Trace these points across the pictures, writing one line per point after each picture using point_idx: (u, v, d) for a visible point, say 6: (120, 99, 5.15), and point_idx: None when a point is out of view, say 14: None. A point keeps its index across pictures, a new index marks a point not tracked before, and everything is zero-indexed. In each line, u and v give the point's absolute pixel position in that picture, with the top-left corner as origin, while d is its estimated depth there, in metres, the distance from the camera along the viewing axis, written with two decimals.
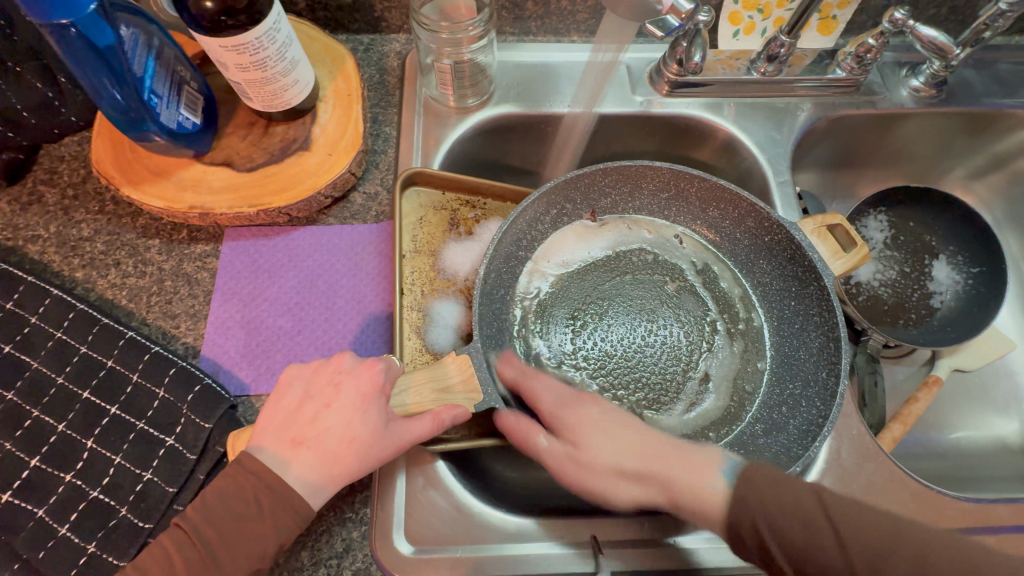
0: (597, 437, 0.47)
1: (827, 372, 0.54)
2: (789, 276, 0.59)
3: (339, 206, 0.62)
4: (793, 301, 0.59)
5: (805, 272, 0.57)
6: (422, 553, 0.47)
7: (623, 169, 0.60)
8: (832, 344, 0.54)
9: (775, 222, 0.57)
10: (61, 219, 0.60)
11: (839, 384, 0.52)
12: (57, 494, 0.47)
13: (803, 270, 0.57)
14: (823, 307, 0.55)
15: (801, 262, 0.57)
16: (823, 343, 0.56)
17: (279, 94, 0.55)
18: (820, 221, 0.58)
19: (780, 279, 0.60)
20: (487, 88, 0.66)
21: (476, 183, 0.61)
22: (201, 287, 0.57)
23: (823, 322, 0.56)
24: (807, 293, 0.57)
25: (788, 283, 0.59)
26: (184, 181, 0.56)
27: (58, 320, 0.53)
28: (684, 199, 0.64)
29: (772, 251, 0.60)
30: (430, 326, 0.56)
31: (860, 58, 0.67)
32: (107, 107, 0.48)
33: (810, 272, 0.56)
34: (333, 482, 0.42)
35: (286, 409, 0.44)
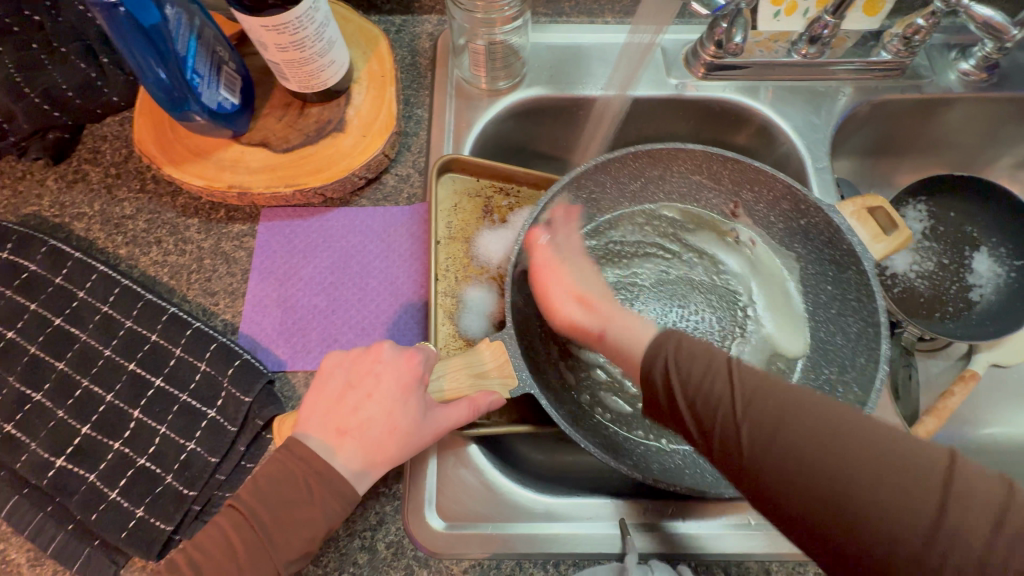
0: (621, 324, 0.49)
1: (865, 358, 0.53)
2: (828, 261, 0.57)
3: (371, 187, 0.62)
4: (829, 286, 0.58)
5: (845, 257, 0.55)
6: (453, 528, 0.48)
7: (654, 150, 0.58)
8: (871, 330, 0.53)
9: (812, 205, 0.55)
10: (105, 197, 0.61)
11: (879, 371, 0.51)
12: (107, 461, 0.49)
13: (840, 254, 0.55)
14: (863, 292, 0.53)
15: (840, 245, 0.55)
16: (861, 328, 0.54)
17: (316, 75, 0.55)
18: (860, 204, 0.58)
19: (817, 263, 0.59)
20: (519, 70, 0.66)
21: (510, 170, 0.62)
22: (239, 265, 0.59)
23: (861, 308, 0.54)
24: (845, 278, 0.56)
25: (825, 268, 0.58)
26: (223, 161, 0.57)
27: (105, 294, 0.55)
28: (716, 180, 0.61)
29: (808, 234, 0.58)
30: (464, 311, 0.57)
31: (908, 40, 0.65)
32: (151, 86, 0.49)
33: (849, 257, 0.54)
34: (378, 468, 0.43)
35: (328, 398, 0.44)
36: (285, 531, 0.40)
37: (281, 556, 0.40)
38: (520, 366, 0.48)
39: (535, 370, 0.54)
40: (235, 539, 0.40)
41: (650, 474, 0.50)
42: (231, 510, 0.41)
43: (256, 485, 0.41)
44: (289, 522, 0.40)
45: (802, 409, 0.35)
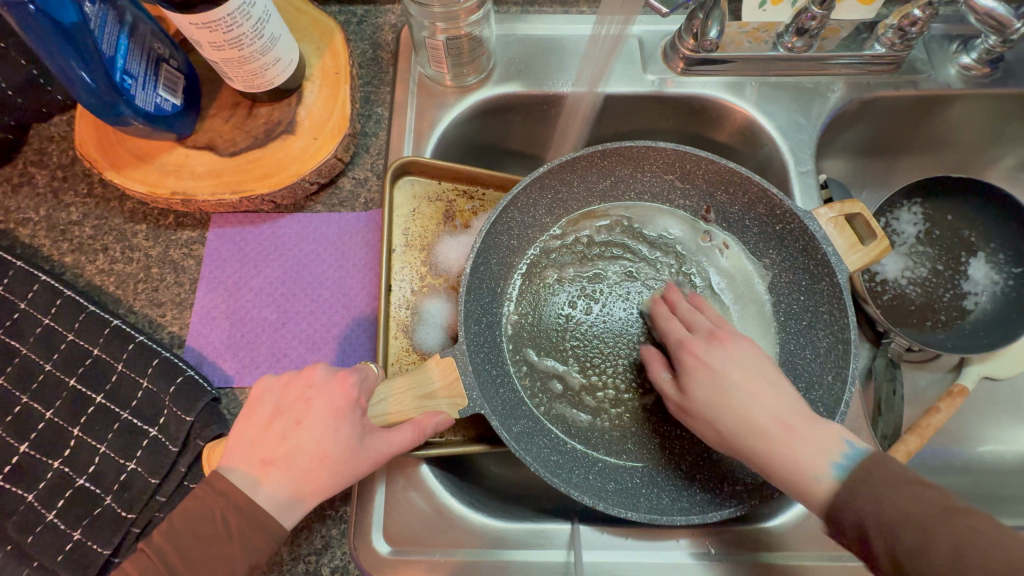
0: (741, 386, 0.44)
1: (833, 375, 0.51)
2: (800, 270, 0.55)
3: (327, 192, 0.60)
4: (802, 296, 0.55)
5: (817, 266, 0.52)
6: (400, 554, 0.47)
7: (623, 150, 0.55)
8: (840, 347, 0.50)
9: (787, 210, 0.52)
10: (51, 202, 0.59)
11: (845, 390, 0.48)
12: (45, 480, 0.48)
13: (814, 263, 0.53)
14: (834, 304, 0.51)
15: (813, 254, 0.52)
16: (830, 344, 0.52)
17: (260, 74, 0.52)
18: (839, 210, 0.53)
19: (790, 271, 0.56)
20: (485, 64, 0.62)
21: (475, 172, 0.58)
22: (188, 275, 0.56)
23: (832, 322, 0.52)
24: (817, 289, 0.53)
25: (798, 277, 0.55)
26: (167, 166, 0.54)
27: (46, 306, 0.53)
28: (690, 181, 0.58)
29: (783, 241, 0.55)
30: (419, 324, 0.54)
31: (903, 32, 0.60)
32: (79, 91, 0.46)
33: (823, 267, 0.52)
34: (307, 499, 0.41)
35: (256, 426, 0.42)
36: (208, 566, 0.39)
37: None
38: (470, 385, 0.43)
39: (488, 382, 0.51)
40: (161, 573, 0.39)
41: (600, 496, 0.48)
42: (157, 542, 0.40)
43: (170, 525, 0.40)
44: (217, 555, 0.39)
45: (780, 414, 0.42)
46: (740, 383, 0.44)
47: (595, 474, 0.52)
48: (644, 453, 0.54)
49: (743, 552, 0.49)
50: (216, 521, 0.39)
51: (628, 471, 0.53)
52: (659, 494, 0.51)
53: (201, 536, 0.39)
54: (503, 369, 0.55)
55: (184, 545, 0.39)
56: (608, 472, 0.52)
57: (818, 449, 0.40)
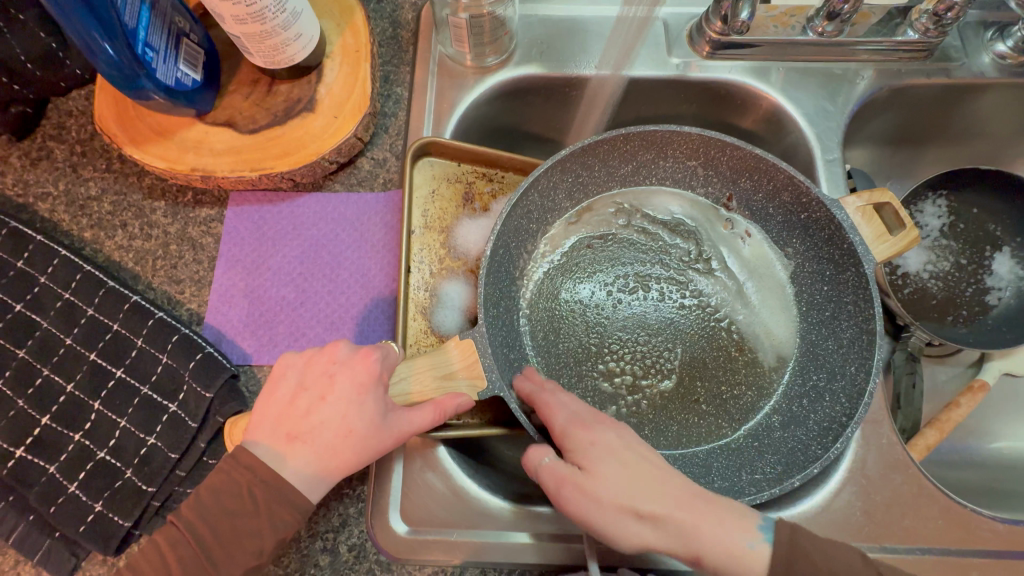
0: (614, 466, 0.41)
1: (856, 367, 0.50)
2: (823, 260, 0.54)
3: (346, 171, 0.59)
4: (825, 286, 0.54)
5: (843, 256, 0.51)
6: (417, 534, 0.47)
7: (647, 134, 0.54)
8: (866, 338, 0.50)
9: (815, 199, 0.51)
10: (70, 177, 0.59)
11: (869, 382, 0.48)
12: (66, 453, 0.48)
13: (840, 254, 0.52)
14: (860, 296, 0.51)
15: (841, 243, 0.51)
16: (855, 335, 0.51)
17: (281, 50, 0.51)
18: (867, 198, 0.51)
19: (814, 261, 0.55)
20: (507, 45, 0.60)
21: (495, 154, 0.57)
22: (206, 252, 0.56)
23: (857, 312, 0.51)
24: (842, 278, 0.52)
25: (820, 267, 0.54)
26: (187, 142, 0.54)
27: (66, 280, 0.53)
28: (713, 167, 0.57)
29: (808, 229, 0.54)
30: (437, 306, 0.54)
31: (939, 17, 0.58)
32: (101, 63, 0.45)
33: (849, 257, 0.51)
34: (333, 474, 0.41)
35: (280, 402, 0.42)
36: (235, 541, 0.39)
37: (230, 566, 0.39)
38: (490, 367, 0.43)
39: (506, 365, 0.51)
40: (186, 545, 0.39)
41: None
42: (181, 515, 0.40)
43: (198, 499, 0.40)
44: (242, 529, 0.39)
45: (683, 496, 0.40)
46: (636, 487, 0.41)
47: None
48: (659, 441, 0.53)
49: None
50: (242, 495, 0.40)
51: None
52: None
53: (225, 511, 0.39)
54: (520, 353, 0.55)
55: (207, 520, 0.40)
56: None
57: (741, 526, 0.39)
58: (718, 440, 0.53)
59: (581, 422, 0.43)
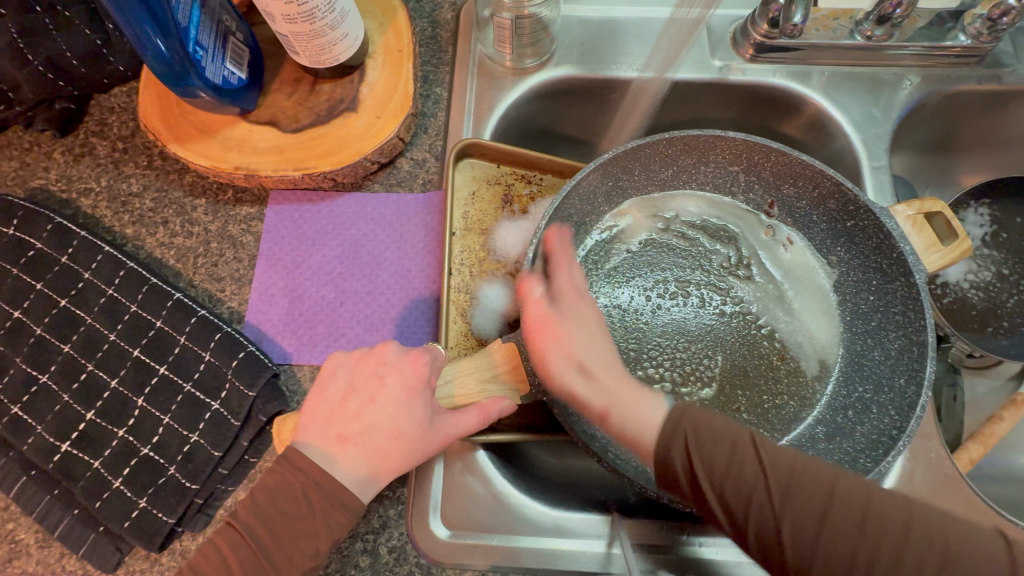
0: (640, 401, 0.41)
1: (906, 379, 0.49)
2: (871, 269, 0.53)
3: (385, 172, 0.59)
4: (871, 296, 0.53)
5: (891, 265, 0.50)
6: (458, 538, 0.47)
7: (692, 139, 0.52)
8: (915, 349, 0.49)
9: (862, 207, 0.50)
10: (112, 173, 0.59)
11: (920, 395, 0.46)
12: (111, 448, 0.48)
13: (888, 263, 0.51)
14: (910, 306, 0.49)
15: (889, 252, 0.50)
16: (903, 346, 0.50)
17: (327, 50, 0.51)
18: (917, 207, 0.51)
19: (859, 270, 0.54)
20: (548, 46, 0.60)
21: (536, 156, 0.57)
22: (246, 251, 0.56)
23: (906, 323, 0.50)
24: (891, 288, 0.51)
25: (868, 276, 0.53)
26: (230, 140, 0.54)
27: (110, 276, 0.53)
28: (756, 173, 0.56)
29: (853, 238, 0.53)
30: (477, 309, 0.54)
31: (993, 22, 0.57)
32: (151, 59, 0.45)
33: (897, 266, 0.50)
34: (382, 477, 0.41)
35: (329, 403, 0.42)
36: (290, 543, 0.39)
37: (288, 568, 0.39)
38: (534, 370, 0.44)
39: None
40: (239, 546, 0.40)
41: None
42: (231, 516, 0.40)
43: (253, 500, 0.40)
44: (293, 531, 0.39)
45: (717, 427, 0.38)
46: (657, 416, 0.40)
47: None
48: None
49: None
50: (298, 498, 0.40)
51: None
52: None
53: (275, 513, 0.40)
54: None
55: (258, 520, 0.40)
56: None
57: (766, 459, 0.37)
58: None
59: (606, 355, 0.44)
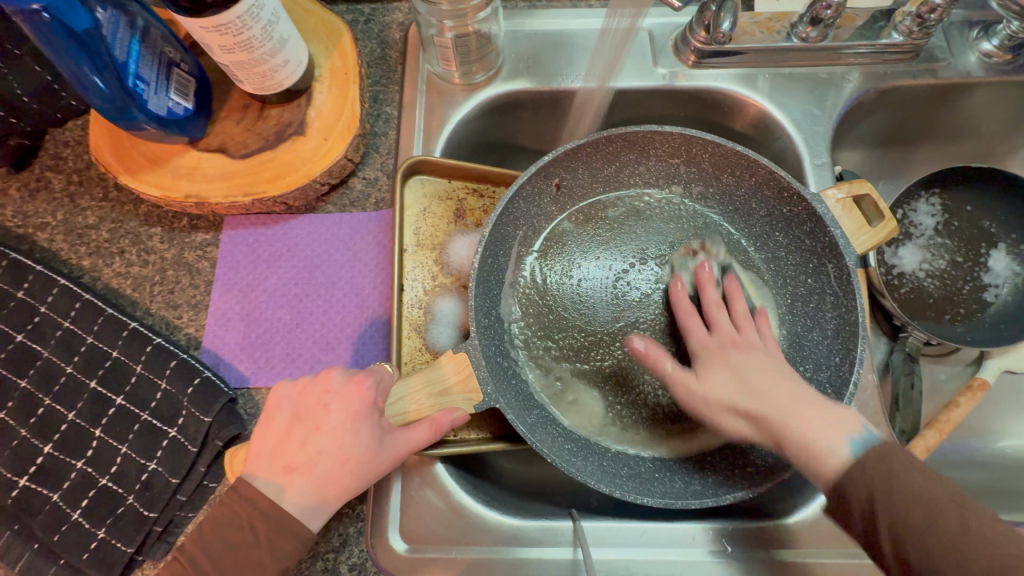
0: (723, 376, 0.47)
1: (841, 357, 0.51)
2: (806, 251, 0.55)
3: (337, 193, 0.60)
4: (808, 279, 0.56)
5: (824, 249, 0.53)
6: (416, 552, 0.47)
7: (629, 135, 0.55)
8: (848, 329, 0.51)
9: (796, 194, 0.53)
10: (68, 206, 0.59)
11: (853, 372, 0.49)
12: (70, 481, 0.49)
13: (822, 246, 0.53)
14: (841, 288, 0.52)
15: (821, 236, 0.53)
16: (838, 326, 0.52)
17: (269, 76, 0.52)
18: (847, 190, 0.52)
19: (797, 254, 0.56)
20: (494, 62, 0.61)
21: (484, 170, 0.58)
22: (202, 277, 0.57)
23: (839, 303, 0.52)
24: (824, 271, 0.54)
25: (805, 258, 0.56)
26: (180, 169, 0.55)
27: (66, 310, 0.53)
28: (695, 165, 0.58)
29: (790, 224, 0.55)
30: (431, 323, 0.54)
31: (922, 19, 0.58)
32: (92, 96, 0.46)
33: (831, 250, 0.52)
34: (333, 502, 0.41)
35: (276, 434, 0.42)
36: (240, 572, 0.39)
37: None
38: (484, 380, 0.44)
39: (500, 374, 0.51)
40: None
41: (623, 488, 0.48)
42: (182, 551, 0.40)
43: (202, 532, 0.40)
44: (245, 561, 0.39)
45: (787, 392, 0.45)
46: (737, 387, 0.46)
47: (608, 461, 0.51)
48: (651, 442, 0.53)
49: (756, 551, 0.48)
50: (248, 526, 0.39)
51: (639, 458, 0.52)
52: (671, 478, 0.50)
53: (223, 544, 0.39)
54: (514, 359, 0.55)
55: (205, 550, 0.40)
56: (620, 459, 0.52)
57: (834, 431, 0.42)
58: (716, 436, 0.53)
59: (709, 354, 0.49)
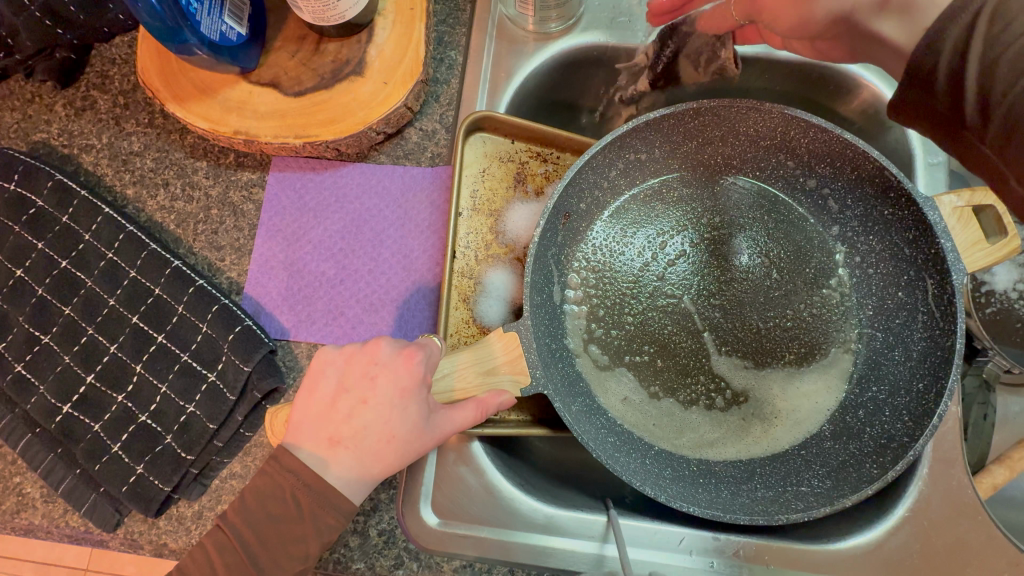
0: None
1: (925, 385, 0.47)
2: (903, 261, 0.49)
3: (391, 143, 0.56)
4: (899, 291, 0.50)
5: (926, 263, 0.47)
6: (446, 528, 0.46)
7: (722, 109, 0.48)
8: (939, 355, 0.46)
9: (906, 196, 0.46)
10: (112, 129, 0.57)
11: (939, 405, 0.45)
12: (110, 413, 0.49)
13: (924, 259, 0.47)
14: (939, 308, 0.46)
15: (926, 247, 0.47)
16: (927, 350, 0.47)
17: (332, 6, 0.46)
18: (967, 198, 0.46)
19: (891, 262, 0.51)
20: (575, 9, 0.54)
21: (553, 133, 0.52)
22: (247, 220, 0.54)
23: (932, 325, 0.47)
24: (921, 286, 0.48)
25: (900, 269, 0.50)
26: (230, 102, 0.51)
27: (110, 240, 0.52)
28: (790, 150, 0.52)
29: (890, 228, 0.49)
30: (481, 295, 0.51)
31: None
32: (141, 13, 0.41)
33: (934, 265, 0.46)
34: (374, 478, 0.39)
35: (319, 404, 0.40)
36: (277, 545, 0.39)
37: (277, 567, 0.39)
38: (535, 363, 0.41)
39: (550, 358, 0.48)
40: (226, 549, 0.40)
41: (669, 491, 0.46)
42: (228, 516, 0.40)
43: (241, 501, 0.40)
44: (282, 535, 0.39)
45: None
46: None
47: (653, 460, 0.49)
48: (699, 445, 0.50)
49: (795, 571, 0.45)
50: (285, 500, 0.39)
51: (684, 461, 0.49)
52: (719, 486, 0.48)
53: (260, 516, 0.39)
54: (563, 342, 0.51)
55: (243, 522, 0.40)
56: (666, 459, 0.49)
57: None
58: (773, 446, 0.50)
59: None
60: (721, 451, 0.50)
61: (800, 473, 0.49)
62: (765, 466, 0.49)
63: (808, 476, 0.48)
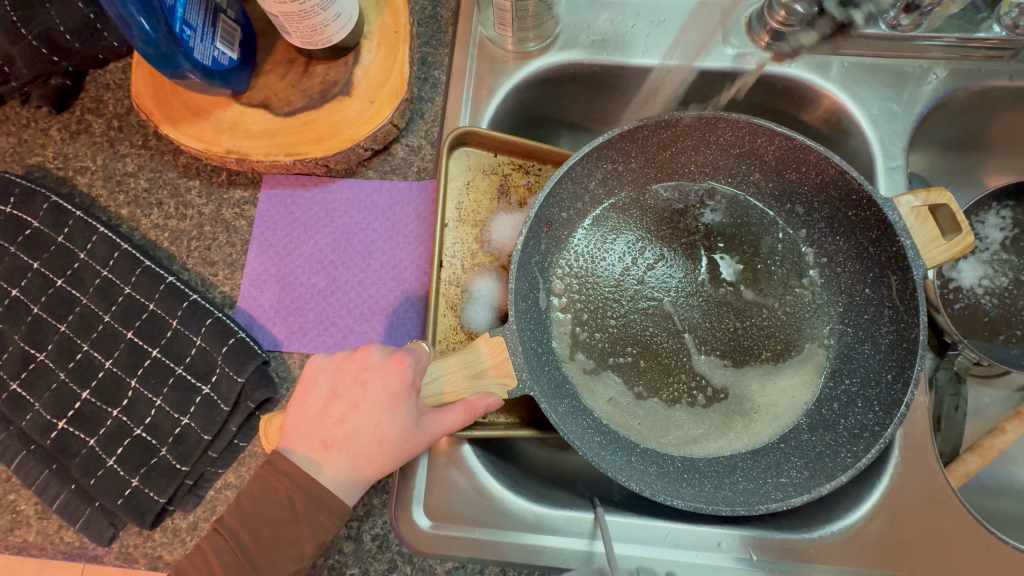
0: None
1: (893, 376, 0.49)
2: (868, 259, 0.52)
3: (379, 158, 0.58)
4: (866, 288, 0.53)
5: (889, 260, 0.50)
6: (438, 530, 0.47)
7: (692, 120, 0.51)
8: (904, 346, 0.49)
9: (867, 198, 0.49)
10: (107, 151, 0.58)
11: (906, 394, 0.47)
12: (105, 428, 0.49)
13: (888, 257, 0.50)
14: (902, 302, 0.49)
15: (887, 245, 0.49)
16: (894, 342, 0.50)
17: (319, 31, 0.49)
18: (923, 198, 0.48)
19: (857, 261, 0.53)
20: (551, 30, 0.57)
21: (533, 145, 0.55)
22: (239, 235, 0.56)
23: (897, 318, 0.50)
24: (886, 282, 0.51)
25: (865, 267, 0.52)
26: (222, 123, 0.53)
27: (105, 258, 0.53)
28: (758, 158, 0.54)
29: (855, 228, 0.52)
30: (468, 302, 0.53)
31: None
32: (137, 41, 0.43)
33: (896, 261, 0.49)
34: (367, 480, 0.41)
35: (312, 409, 0.41)
36: (273, 549, 0.40)
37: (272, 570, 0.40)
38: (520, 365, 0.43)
39: (535, 360, 0.50)
40: (220, 554, 0.41)
41: (654, 485, 0.47)
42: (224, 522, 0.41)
43: (237, 506, 0.41)
44: (278, 539, 0.40)
45: None
46: None
47: (637, 457, 0.50)
48: (682, 442, 0.52)
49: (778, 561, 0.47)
50: (280, 504, 0.40)
51: (668, 458, 0.51)
52: (701, 480, 0.49)
53: (257, 521, 0.41)
54: (548, 346, 0.53)
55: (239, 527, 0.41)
56: (650, 456, 0.50)
57: None
58: (753, 440, 0.52)
59: None
60: (703, 446, 0.51)
61: (780, 466, 0.50)
62: (747, 460, 0.51)
63: (787, 467, 0.50)
